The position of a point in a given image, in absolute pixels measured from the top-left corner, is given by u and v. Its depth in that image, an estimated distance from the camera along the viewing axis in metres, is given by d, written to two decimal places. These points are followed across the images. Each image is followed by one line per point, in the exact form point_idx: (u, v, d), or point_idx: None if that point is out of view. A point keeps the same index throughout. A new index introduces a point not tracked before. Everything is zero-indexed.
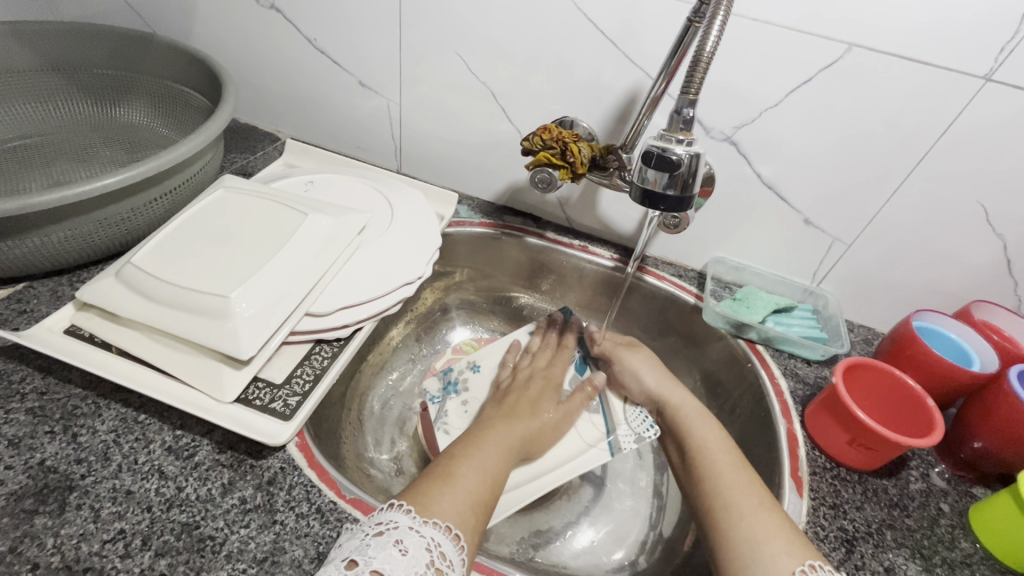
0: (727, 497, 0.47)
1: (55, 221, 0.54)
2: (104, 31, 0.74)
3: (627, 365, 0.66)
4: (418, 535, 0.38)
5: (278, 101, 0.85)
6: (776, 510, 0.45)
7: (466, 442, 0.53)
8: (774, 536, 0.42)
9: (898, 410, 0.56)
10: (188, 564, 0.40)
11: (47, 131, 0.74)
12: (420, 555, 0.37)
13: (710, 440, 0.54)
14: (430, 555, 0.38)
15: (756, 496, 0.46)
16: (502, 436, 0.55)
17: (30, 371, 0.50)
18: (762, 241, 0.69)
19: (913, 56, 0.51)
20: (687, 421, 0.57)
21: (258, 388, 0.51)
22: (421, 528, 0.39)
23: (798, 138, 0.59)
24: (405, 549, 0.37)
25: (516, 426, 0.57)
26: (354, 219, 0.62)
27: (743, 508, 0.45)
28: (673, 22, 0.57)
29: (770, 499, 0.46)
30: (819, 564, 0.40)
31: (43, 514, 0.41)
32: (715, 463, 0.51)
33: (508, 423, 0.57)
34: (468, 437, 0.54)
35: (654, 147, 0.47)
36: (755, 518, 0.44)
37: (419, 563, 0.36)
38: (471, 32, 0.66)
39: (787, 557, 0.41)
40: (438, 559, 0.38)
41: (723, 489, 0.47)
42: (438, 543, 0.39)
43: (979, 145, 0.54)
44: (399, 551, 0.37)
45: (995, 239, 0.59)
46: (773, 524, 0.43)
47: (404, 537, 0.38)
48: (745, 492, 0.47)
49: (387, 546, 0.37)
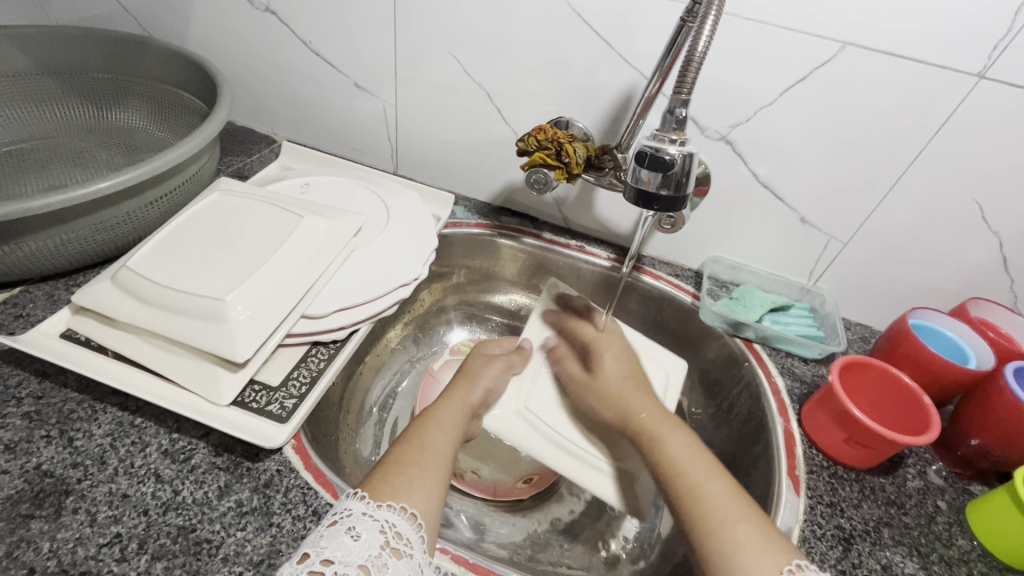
0: (701, 504, 0.45)
1: (50, 225, 0.54)
2: (98, 34, 0.74)
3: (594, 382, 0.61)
4: (372, 519, 0.38)
5: (274, 104, 0.85)
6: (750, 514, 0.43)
7: (421, 421, 0.52)
8: (749, 541, 0.41)
9: (884, 401, 0.57)
10: (185, 567, 0.40)
11: (42, 135, 0.74)
12: (374, 538, 0.37)
13: (678, 447, 0.51)
14: (384, 537, 0.38)
15: (731, 500, 0.44)
16: (447, 416, 0.52)
17: (26, 376, 0.50)
18: (758, 240, 0.69)
19: (908, 55, 0.51)
20: (654, 426, 0.54)
21: (254, 391, 0.51)
22: (374, 512, 0.39)
23: (794, 137, 0.59)
24: (358, 535, 0.37)
25: (455, 399, 0.55)
26: (349, 221, 0.62)
27: (716, 514, 0.43)
28: (669, 21, 0.57)
29: (747, 501, 0.44)
30: (804, 563, 0.40)
31: (39, 518, 0.41)
32: (685, 471, 0.48)
33: (456, 403, 0.55)
34: (422, 417, 0.52)
35: (647, 147, 0.46)
36: (730, 527, 0.42)
37: (372, 546, 0.37)
38: (466, 33, 0.66)
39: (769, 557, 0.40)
40: (393, 540, 0.38)
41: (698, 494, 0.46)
42: (393, 525, 0.39)
43: (973, 143, 0.54)
44: (351, 537, 0.37)
45: (991, 237, 0.59)
46: (751, 529, 0.42)
47: (357, 523, 0.38)
48: (719, 496, 0.45)
49: (339, 534, 0.37)
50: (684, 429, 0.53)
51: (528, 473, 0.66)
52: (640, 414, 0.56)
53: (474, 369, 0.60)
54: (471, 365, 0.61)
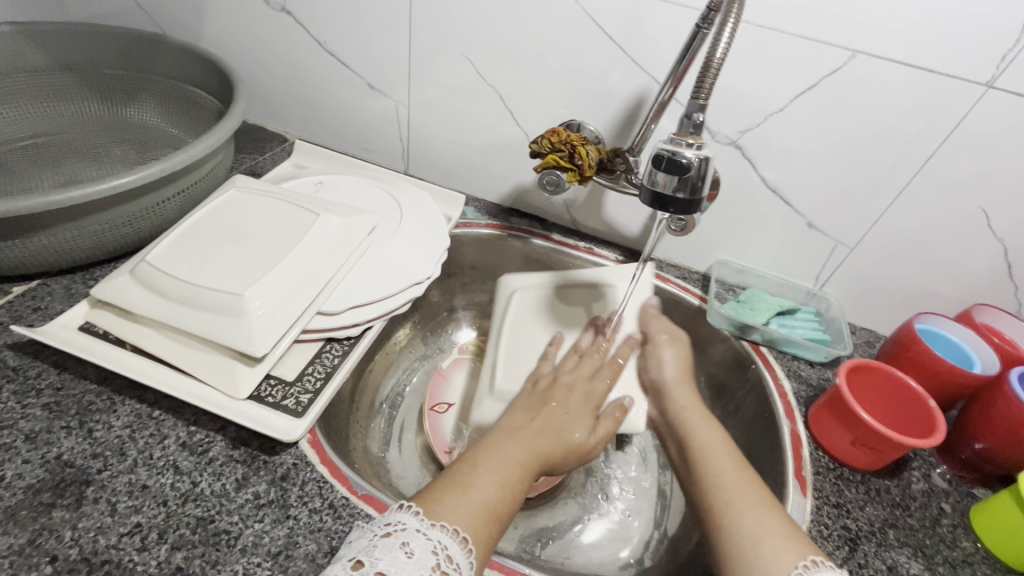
0: (730, 496, 0.47)
1: (70, 219, 0.55)
2: (116, 33, 0.75)
3: (658, 354, 0.64)
4: (424, 537, 0.39)
5: (287, 103, 0.86)
6: (777, 509, 0.45)
7: (492, 443, 0.50)
8: (774, 535, 0.43)
9: (901, 410, 0.57)
10: (204, 557, 0.41)
11: (58, 130, 0.74)
12: (426, 558, 0.38)
13: (711, 439, 0.54)
14: (435, 559, 0.38)
15: (757, 495, 0.46)
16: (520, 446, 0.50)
17: (45, 367, 0.51)
18: (766, 244, 0.70)
19: (916, 63, 0.52)
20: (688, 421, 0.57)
21: (270, 385, 0.52)
22: (428, 530, 0.39)
23: (803, 142, 0.60)
24: (411, 551, 0.37)
25: (539, 442, 0.51)
26: (363, 220, 0.63)
27: (746, 506, 0.46)
28: (682, 27, 0.58)
29: (772, 500, 0.46)
30: (820, 560, 0.40)
31: (60, 507, 0.42)
32: (715, 466, 0.51)
33: (530, 435, 0.52)
34: (492, 439, 0.51)
35: (663, 150, 0.47)
36: (759, 516, 0.44)
37: (424, 566, 0.37)
38: (480, 35, 0.67)
39: (788, 552, 0.41)
40: (444, 562, 0.38)
41: (728, 487, 0.48)
42: (444, 547, 0.39)
43: (980, 151, 0.55)
44: (405, 553, 0.37)
45: (996, 243, 0.60)
46: (774, 523, 0.44)
47: (410, 540, 0.38)
48: (747, 490, 0.47)
49: (394, 548, 0.37)
50: (721, 432, 0.55)
51: None
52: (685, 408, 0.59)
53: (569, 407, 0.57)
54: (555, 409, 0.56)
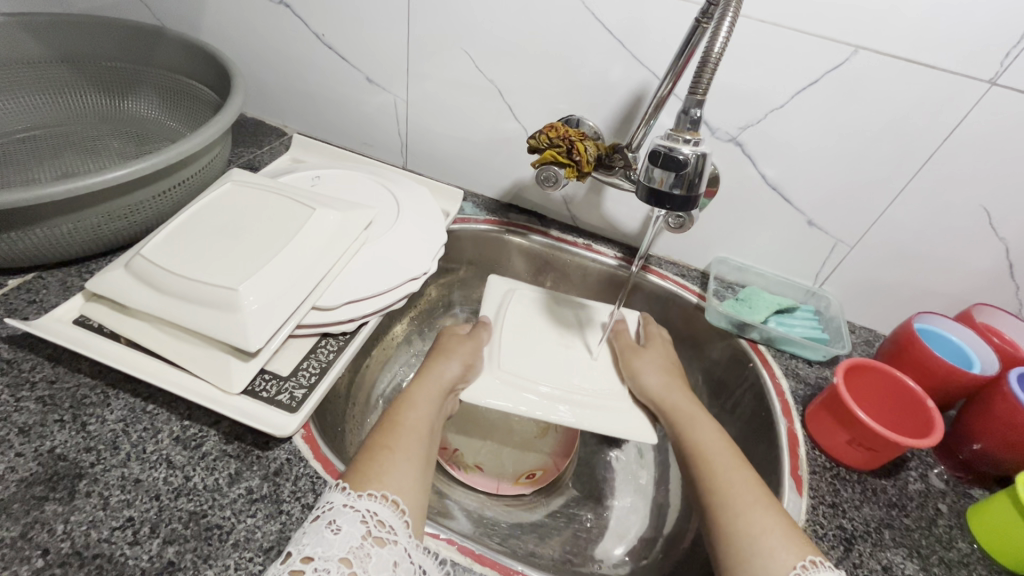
0: (725, 497, 0.46)
1: (64, 213, 0.55)
2: (113, 24, 0.74)
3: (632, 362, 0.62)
4: (352, 510, 0.39)
5: (285, 97, 0.85)
6: (772, 506, 0.45)
7: (395, 411, 0.51)
8: (773, 533, 0.43)
9: (901, 414, 0.56)
10: (196, 552, 0.41)
11: (55, 123, 0.74)
12: (355, 529, 0.38)
13: (705, 437, 0.53)
14: (366, 527, 0.38)
15: (753, 494, 0.46)
16: (425, 410, 0.51)
17: (39, 361, 0.51)
18: (766, 242, 0.69)
19: (918, 60, 0.52)
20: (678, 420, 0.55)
21: (265, 379, 0.52)
22: (355, 503, 0.39)
23: (803, 138, 0.60)
24: (338, 528, 0.38)
25: (423, 400, 0.52)
26: (359, 214, 0.63)
27: (741, 506, 0.45)
28: (682, 21, 0.57)
29: (766, 497, 0.46)
30: (819, 560, 0.41)
31: (53, 501, 0.42)
32: (713, 463, 0.50)
33: (421, 398, 0.53)
34: (396, 407, 0.51)
35: (660, 146, 0.47)
36: (753, 517, 0.44)
37: (354, 537, 0.37)
38: (479, 30, 0.66)
39: (786, 554, 0.41)
40: (375, 528, 0.38)
41: (723, 487, 0.47)
42: (374, 514, 0.39)
43: (982, 150, 0.54)
44: (331, 531, 0.37)
45: (997, 242, 0.59)
46: (770, 524, 0.43)
47: (337, 516, 0.38)
48: (742, 491, 0.46)
49: (320, 530, 0.38)
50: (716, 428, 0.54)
51: (530, 469, 0.66)
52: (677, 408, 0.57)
53: (449, 347, 0.60)
54: (427, 366, 0.57)
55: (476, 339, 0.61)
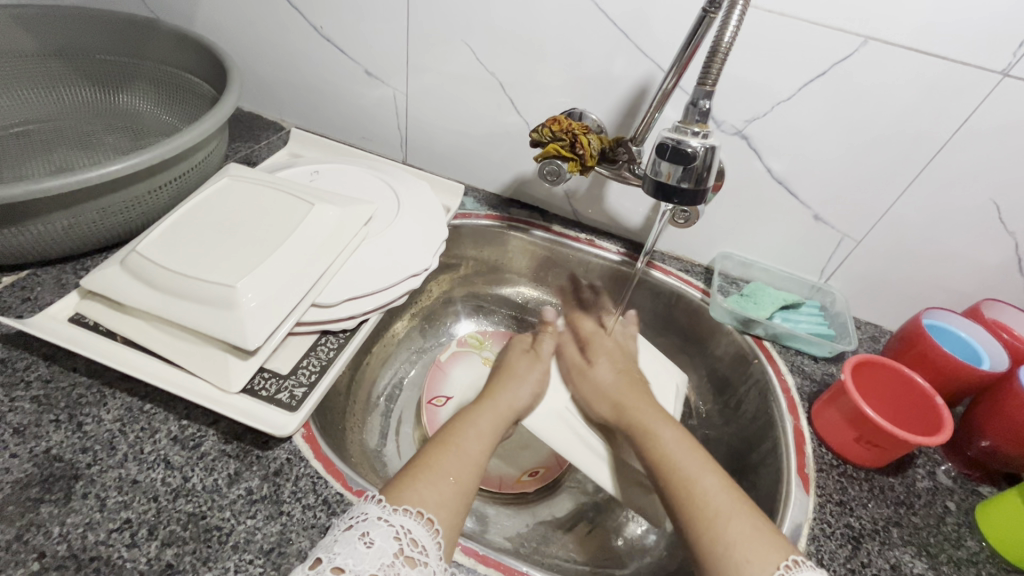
0: (694, 506, 0.45)
1: (58, 209, 0.54)
2: (107, 17, 0.73)
3: (582, 385, 0.62)
4: (387, 525, 0.38)
5: (283, 90, 0.84)
6: (739, 509, 0.44)
7: (452, 431, 0.51)
8: (744, 541, 0.41)
9: (907, 407, 0.56)
10: (195, 554, 0.40)
11: (49, 118, 0.73)
12: (388, 545, 0.37)
13: (667, 443, 0.51)
14: (398, 544, 0.38)
15: (720, 501, 0.45)
16: (486, 425, 0.53)
17: (34, 359, 0.50)
18: (771, 237, 0.68)
19: (929, 50, 0.51)
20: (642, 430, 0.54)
21: (264, 378, 0.51)
22: (390, 517, 0.39)
23: (811, 131, 0.59)
24: (371, 542, 0.37)
25: (482, 422, 0.53)
26: (359, 210, 0.62)
27: (709, 517, 0.44)
28: (688, 12, 0.56)
29: (735, 500, 0.45)
30: (801, 559, 0.40)
31: (48, 503, 0.41)
32: (678, 466, 0.49)
33: (478, 418, 0.54)
34: (454, 424, 0.53)
35: (668, 139, 0.46)
36: (724, 523, 0.43)
37: (386, 554, 0.36)
38: (480, 21, 0.65)
39: (763, 559, 0.40)
40: (407, 547, 0.38)
41: (691, 496, 0.46)
42: (408, 531, 0.39)
43: (992, 144, 0.53)
44: (364, 544, 0.37)
45: (1007, 237, 0.58)
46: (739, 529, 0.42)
47: (370, 529, 0.38)
48: (711, 498, 0.45)
49: (353, 540, 0.37)
50: (678, 425, 0.54)
51: (534, 466, 0.66)
52: (637, 407, 0.57)
53: (518, 371, 0.62)
54: (495, 388, 0.60)
55: (540, 360, 0.65)
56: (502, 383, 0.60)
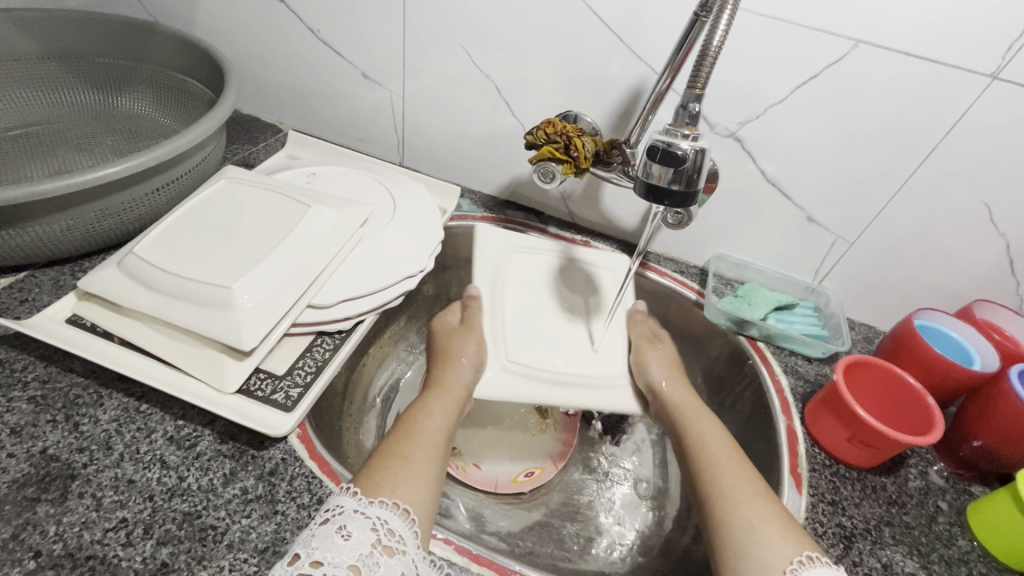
0: (723, 485, 0.47)
1: (56, 211, 0.54)
2: (104, 19, 0.73)
3: (643, 355, 0.61)
4: (363, 517, 0.39)
5: (281, 93, 0.84)
6: (772, 499, 0.45)
7: (410, 417, 0.51)
8: (770, 524, 0.43)
9: (901, 410, 0.56)
10: (190, 553, 0.40)
11: (47, 120, 0.73)
12: (366, 536, 0.38)
13: (708, 433, 0.53)
14: (376, 535, 0.38)
15: (753, 485, 0.46)
16: (441, 410, 0.53)
17: (32, 360, 0.50)
18: (766, 238, 0.69)
19: (919, 54, 0.51)
20: (685, 417, 0.56)
21: (260, 378, 0.51)
22: (366, 509, 0.39)
23: (803, 134, 0.59)
24: (348, 534, 0.37)
25: (435, 404, 0.53)
26: (355, 212, 0.62)
27: (741, 496, 0.45)
28: (681, 16, 0.57)
29: (765, 490, 0.46)
30: (817, 555, 0.41)
31: (45, 502, 0.41)
32: (714, 455, 0.50)
33: (436, 398, 0.54)
34: (413, 410, 0.53)
35: (659, 142, 0.46)
36: (752, 506, 0.44)
37: (364, 545, 0.37)
38: (475, 25, 0.66)
39: (785, 543, 0.41)
40: (385, 537, 0.38)
41: (723, 477, 0.48)
42: (385, 522, 0.39)
43: (982, 146, 0.54)
44: (342, 537, 0.37)
45: (998, 239, 0.59)
46: (770, 512, 0.44)
47: (347, 522, 0.38)
48: (743, 481, 0.47)
49: (330, 534, 0.37)
50: (715, 420, 0.55)
51: (530, 467, 0.66)
52: (686, 398, 0.57)
53: (453, 344, 0.59)
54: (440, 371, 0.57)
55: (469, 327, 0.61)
56: (441, 365, 0.57)
